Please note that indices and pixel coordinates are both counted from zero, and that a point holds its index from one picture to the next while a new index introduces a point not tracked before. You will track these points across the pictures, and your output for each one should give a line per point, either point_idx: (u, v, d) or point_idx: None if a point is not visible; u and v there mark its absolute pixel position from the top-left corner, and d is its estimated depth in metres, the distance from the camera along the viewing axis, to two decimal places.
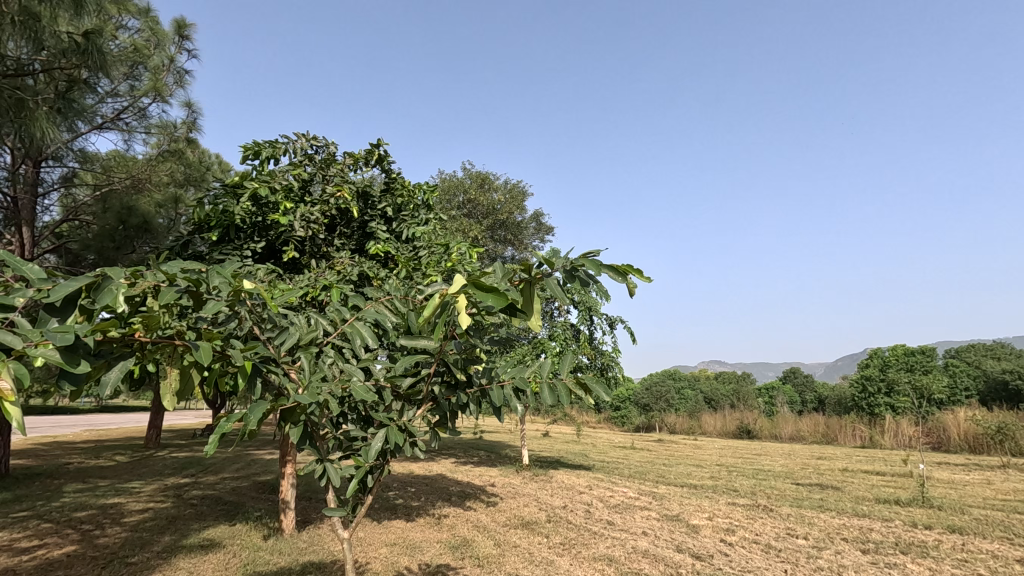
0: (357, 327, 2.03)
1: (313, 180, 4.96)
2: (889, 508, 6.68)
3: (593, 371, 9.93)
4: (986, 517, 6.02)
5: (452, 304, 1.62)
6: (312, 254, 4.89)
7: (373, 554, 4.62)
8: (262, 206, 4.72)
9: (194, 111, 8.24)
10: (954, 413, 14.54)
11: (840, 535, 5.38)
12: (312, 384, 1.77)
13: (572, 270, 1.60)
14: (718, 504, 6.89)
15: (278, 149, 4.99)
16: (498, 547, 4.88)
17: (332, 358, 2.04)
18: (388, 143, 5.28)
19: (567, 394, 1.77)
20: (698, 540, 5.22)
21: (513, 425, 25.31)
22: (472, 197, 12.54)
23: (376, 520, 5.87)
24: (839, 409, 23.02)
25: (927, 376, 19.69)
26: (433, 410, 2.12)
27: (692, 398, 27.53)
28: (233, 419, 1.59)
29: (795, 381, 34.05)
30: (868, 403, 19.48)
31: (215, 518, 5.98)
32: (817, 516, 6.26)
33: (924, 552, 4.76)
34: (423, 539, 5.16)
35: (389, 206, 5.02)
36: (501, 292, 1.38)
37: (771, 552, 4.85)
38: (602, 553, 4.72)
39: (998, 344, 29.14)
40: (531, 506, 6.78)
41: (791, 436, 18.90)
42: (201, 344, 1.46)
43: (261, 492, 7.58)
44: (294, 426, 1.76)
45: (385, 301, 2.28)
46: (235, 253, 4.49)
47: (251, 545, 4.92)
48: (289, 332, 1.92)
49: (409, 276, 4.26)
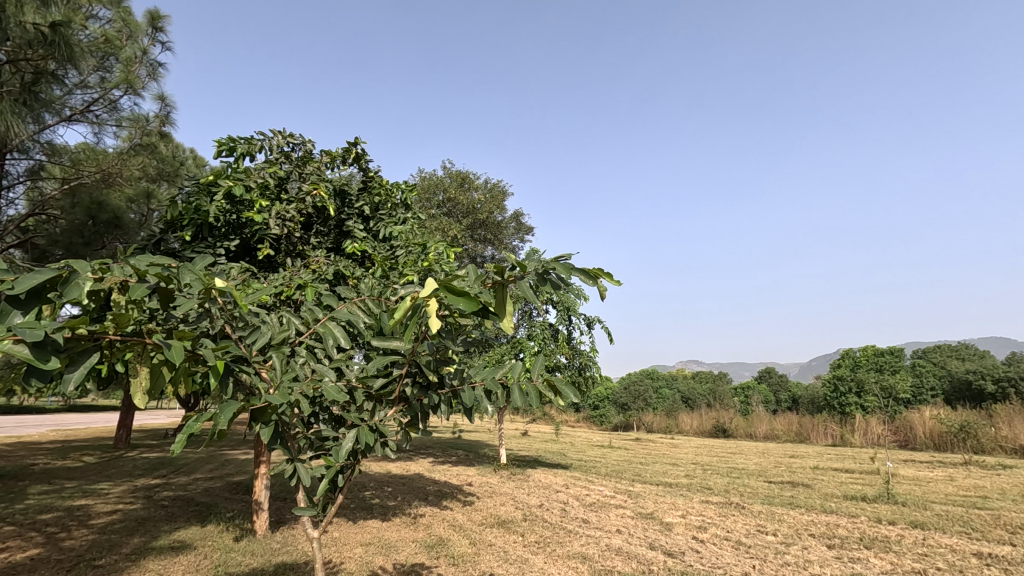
0: (330, 327, 2.02)
1: (290, 178, 4.91)
2: (856, 505, 6.88)
3: (570, 371, 10.01)
4: (948, 512, 6.22)
5: (425, 307, 1.63)
6: (288, 253, 4.86)
7: (347, 554, 4.60)
8: (237, 204, 4.64)
9: (168, 104, 8.08)
10: (920, 412, 14.96)
11: (808, 531, 5.53)
12: (283, 384, 1.77)
13: (545, 273, 1.62)
14: (692, 502, 7.01)
15: (253, 146, 4.92)
16: (473, 547, 4.88)
17: (304, 357, 2.03)
18: (366, 141, 5.24)
19: (537, 395, 1.80)
20: (670, 538, 5.30)
21: (492, 425, 25.27)
22: (451, 196, 12.52)
23: (351, 520, 5.83)
24: (812, 409, 23.49)
25: (894, 377, 20.24)
26: (405, 411, 2.12)
27: (669, 398, 27.88)
28: (201, 419, 1.57)
29: (769, 381, 34.60)
30: (839, 402, 19.89)
31: (187, 519, 5.87)
32: (787, 513, 6.41)
33: (886, 547, 4.91)
34: (398, 539, 5.14)
35: (366, 204, 5.00)
36: (472, 295, 1.41)
37: (740, 548, 4.95)
38: (577, 551, 4.77)
39: (962, 345, 30.15)
40: (508, 505, 6.79)
41: (765, 435, 19.24)
42: (172, 342, 1.45)
43: (235, 492, 7.47)
44: (265, 426, 1.76)
45: (358, 302, 2.28)
46: (208, 251, 4.42)
47: (223, 546, 4.85)
48: (262, 332, 1.90)
49: (385, 276, 4.25)
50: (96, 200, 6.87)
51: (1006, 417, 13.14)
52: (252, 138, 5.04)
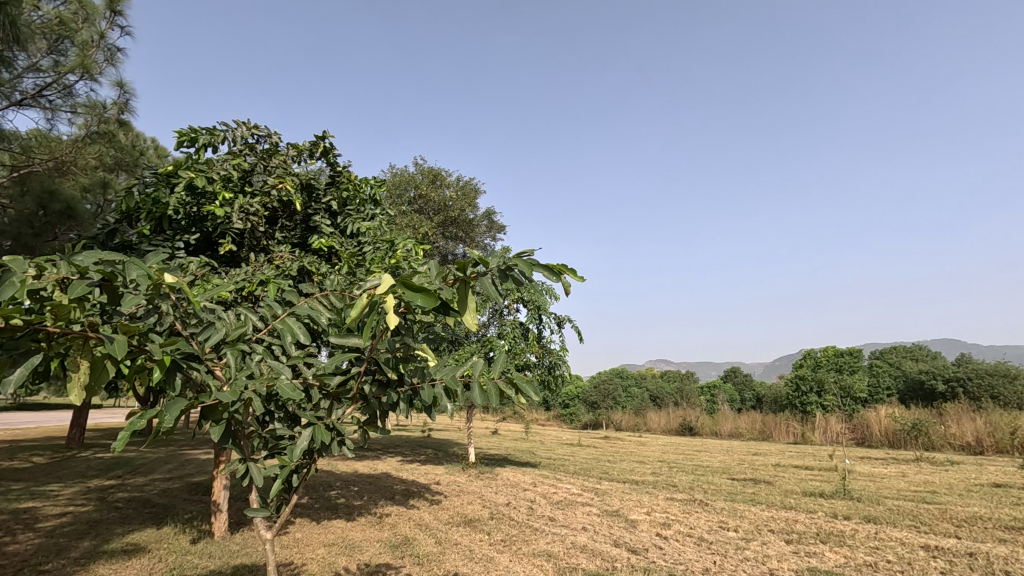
0: (288, 323, 1.97)
1: (255, 170, 4.79)
2: (814, 501, 7.09)
3: (540, 369, 10.05)
4: (899, 507, 6.48)
5: (381, 303, 1.60)
6: (251, 248, 4.75)
7: (309, 555, 4.51)
8: (199, 196, 4.48)
9: (126, 91, 7.78)
10: (876, 410, 15.53)
11: (768, 527, 5.67)
12: (236, 381, 1.73)
13: (507, 269, 1.60)
14: (657, 500, 7.12)
15: (215, 137, 4.77)
16: (438, 546, 4.86)
17: (260, 354, 1.98)
18: (334, 135, 5.15)
19: (497, 394, 1.79)
20: (635, 535, 5.37)
21: (462, 424, 25.18)
22: (423, 193, 12.41)
23: (315, 520, 5.73)
24: (774, 408, 24.14)
25: (852, 377, 20.98)
26: (364, 409, 2.09)
27: (637, 397, 28.26)
28: (145, 417, 1.51)
29: (735, 380, 35.38)
30: (800, 401, 20.48)
31: (142, 522, 5.67)
32: (748, 509, 6.57)
33: (841, 541, 5.08)
34: (362, 539, 5.07)
35: (334, 199, 4.91)
36: (430, 292, 1.40)
37: (702, 544, 5.06)
38: (542, 549, 4.79)
39: (915, 347, 31.43)
40: (475, 504, 6.78)
41: (730, 433, 19.72)
42: (114, 337, 1.39)
43: (194, 494, 7.24)
44: (216, 425, 1.72)
45: (319, 298, 2.23)
46: (167, 245, 4.28)
47: (179, 549, 4.70)
48: (215, 328, 1.83)
49: (352, 273, 4.21)
50: (47, 189, 6.57)
51: (955, 416, 13.75)
52: (214, 129, 4.88)
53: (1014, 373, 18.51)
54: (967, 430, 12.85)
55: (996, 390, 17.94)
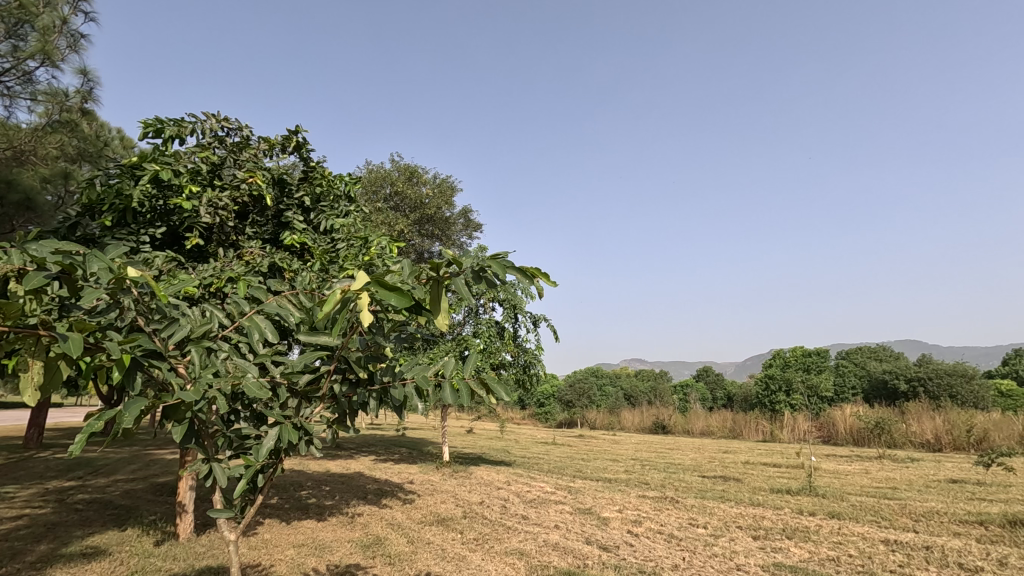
0: (255, 321, 1.93)
1: (225, 163, 4.69)
2: (781, 497, 7.27)
3: (515, 368, 10.07)
4: (861, 502, 6.69)
5: (353, 300, 1.57)
6: (220, 243, 4.66)
7: (278, 556, 4.45)
8: (165, 189, 4.34)
9: (90, 79, 7.53)
10: (842, 409, 15.97)
11: (736, 523, 5.80)
12: (200, 379, 1.69)
13: (480, 271, 1.59)
14: (629, 497, 7.21)
15: (184, 129, 4.65)
16: (411, 545, 4.84)
17: (226, 351, 1.94)
18: (307, 130, 5.07)
19: (468, 394, 1.79)
20: (606, 532, 5.42)
21: (437, 424, 25.08)
22: (399, 190, 12.30)
23: (284, 521, 5.64)
24: (744, 407, 24.62)
25: (819, 376, 21.56)
26: (333, 408, 2.06)
27: (611, 396, 28.59)
28: (103, 417, 1.46)
29: (707, 379, 35.96)
30: (770, 400, 20.96)
31: (103, 524, 5.50)
32: (717, 506, 6.71)
33: (806, 537, 5.22)
34: (333, 539, 5.02)
35: (307, 195, 4.84)
36: (405, 291, 1.38)
37: (672, 541, 5.14)
38: (515, 547, 4.81)
39: (879, 347, 32.47)
40: (448, 502, 6.76)
41: (701, 431, 20.09)
42: (69, 334, 1.34)
43: (159, 494, 7.07)
44: (179, 424, 1.68)
45: (289, 296, 2.19)
46: (132, 239, 4.14)
47: (142, 551, 4.58)
48: (180, 325, 1.78)
49: (324, 270, 4.16)
50: (5, 178, 6.21)
51: (915, 414, 14.26)
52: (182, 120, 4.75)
53: (970, 373, 19.30)
54: (926, 428, 13.32)
55: (954, 390, 18.69)
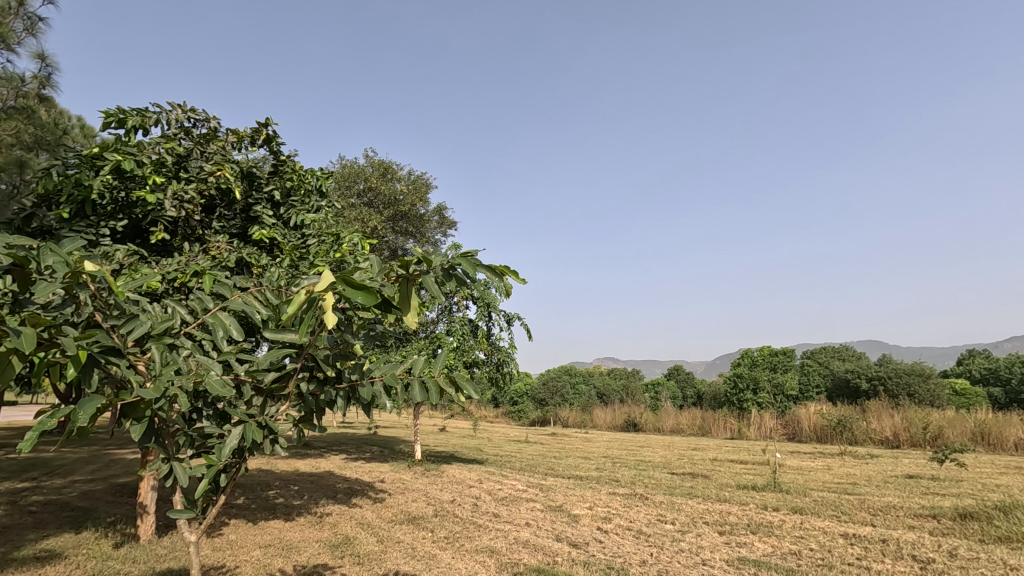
0: (219, 317, 1.89)
1: (191, 155, 4.58)
2: (746, 493, 7.45)
3: (488, 367, 10.07)
4: (823, 498, 6.90)
5: (319, 299, 1.54)
6: (185, 237, 4.53)
7: (243, 557, 4.37)
8: (127, 180, 4.20)
9: (48, 65, 7.26)
10: (807, 407, 16.43)
11: (703, 518, 5.92)
12: (161, 376, 1.65)
13: (449, 269, 1.59)
14: (600, 494, 7.29)
15: (147, 119, 4.51)
16: (380, 544, 4.80)
17: (188, 348, 1.89)
18: (277, 123, 4.98)
19: (437, 391, 1.80)
20: (576, 529, 5.47)
21: (410, 422, 24.90)
22: (373, 186, 12.15)
23: (250, 521, 5.54)
24: (714, 405, 25.11)
25: (785, 375, 22.11)
26: (299, 407, 2.04)
27: (584, 394, 28.87)
28: (56, 415, 1.41)
29: (677, 377, 36.51)
30: (738, 398, 21.41)
31: (58, 526, 5.31)
32: (685, 502, 6.83)
33: (769, 532, 5.36)
34: (301, 539, 4.95)
35: (277, 189, 4.76)
36: (372, 290, 1.37)
37: (640, 537, 5.22)
38: (485, 545, 4.81)
39: (842, 347, 33.46)
40: (419, 501, 6.73)
41: (672, 428, 20.42)
42: (22, 330, 1.29)
43: (119, 495, 6.86)
44: (137, 423, 1.63)
45: (254, 292, 2.15)
46: (91, 232, 3.99)
47: (99, 553, 4.44)
48: (140, 321, 1.73)
49: (294, 266, 4.11)
50: None
51: (875, 412, 14.76)
52: (145, 110, 4.61)
53: (927, 373, 20.06)
54: (885, 425, 13.80)
55: (912, 388, 19.40)
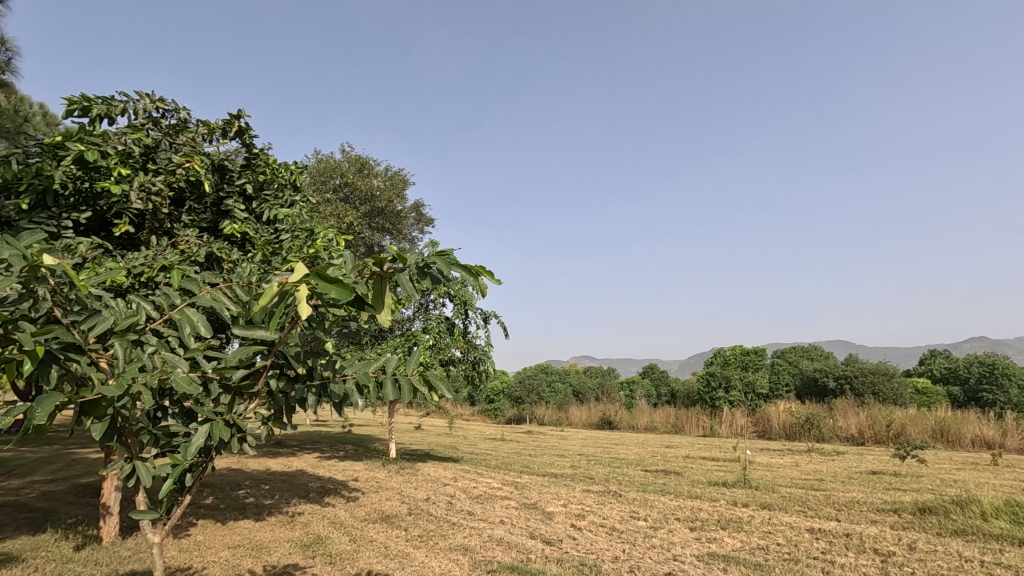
0: (187, 313, 1.85)
1: (160, 147, 4.46)
2: (718, 490, 7.58)
3: (464, 365, 10.04)
4: (790, 494, 7.07)
5: (291, 294, 1.52)
6: (153, 231, 4.41)
7: (211, 558, 4.28)
8: (91, 171, 4.06)
9: (8, 49, 6.97)
10: (776, 405, 16.81)
11: (675, 515, 6.01)
12: (124, 372, 1.61)
13: (425, 267, 1.58)
14: (574, 492, 7.34)
15: (113, 108, 4.37)
16: (352, 543, 4.76)
17: (153, 345, 1.85)
18: (250, 115, 4.88)
19: (410, 390, 1.79)
20: (550, 527, 5.50)
21: (385, 420, 24.67)
22: (349, 181, 11.99)
23: (219, 521, 5.43)
24: (687, 403, 25.49)
25: (756, 374, 22.57)
26: (268, 405, 2.00)
27: (560, 392, 29.03)
28: (12, 413, 1.36)
29: (652, 376, 36.98)
30: (710, 396, 21.78)
31: (15, 528, 5.12)
32: (658, 499, 6.93)
33: (739, 527, 5.47)
34: (271, 539, 4.87)
35: (250, 183, 4.66)
36: (345, 285, 1.36)
37: (613, 534, 5.27)
38: (459, 543, 4.80)
39: (811, 347, 34.30)
40: (393, 500, 6.68)
41: (646, 426, 20.67)
42: None
43: (80, 496, 6.64)
44: (98, 421, 1.59)
45: (223, 288, 2.11)
46: (52, 224, 3.84)
47: (59, 556, 4.29)
48: (102, 317, 1.68)
49: (266, 261, 4.04)
50: None
51: (842, 410, 15.18)
52: (111, 99, 4.47)
53: (891, 372, 20.71)
54: (851, 423, 14.21)
55: (877, 387, 20.00)
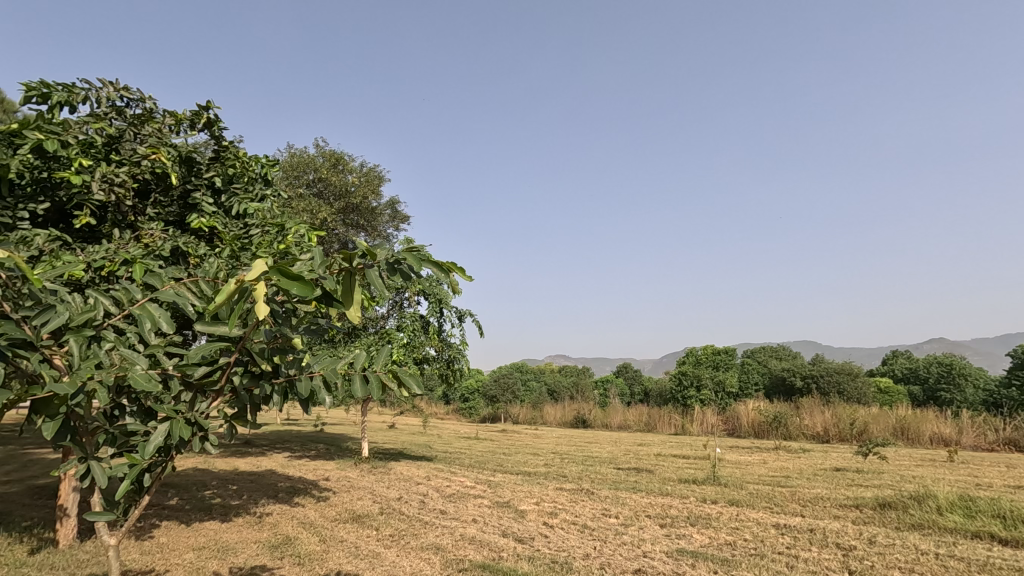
0: (147, 309, 1.80)
1: (124, 137, 4.33)
2: (688, 487, 7.71)
3: (439, 363, 9.98)
4: (757, 490, 7.23)
5: (253, 289, 1.49)
6: (116, 223, 4.28)
7: (174, 561, 4.16)
8: (50, 160, 3.91)
9: None
10: (746, 404, 17.17)
11: (645, 512, 6.09)
12: (78, 370, 1.55)
13: (394, 263, 1.57)
14: (547, 490, 7.38)
15: (75, 96, 4.22)
16: (322, 543, 4.69)
17: (110, 341, 1.79)
18: (219, 106, 4.75)
19: (379, 386, 1.78)
20: (523, 525, 5.51)
21: (358, 419, 24.42)
22: (323, 176, 11.81)
23: (183, 522, 5.29)
24: (660, 402, 25.86)
25: (727, 373, 23.01)
26: (232, 403, 1.96)
27: (535, 391, 29.14)
28: None
29: (625, 374, 37.37)
30: (683, 394, 22.13)
31: None
32: (629, 496, 7.01)
33: (707, 523, 5.57)
34: (238, 540, 4.76)
35: (219, 175, 4.54)
36: (308, 281, 1.33)
37: (585, 531, 5.31)
38: (431, 542, 4.78)
39: (779, 347, 35.13)
40: (365, 499, 6.62)
41: (619, 425, 20.89)
42: None
43: (36, 498, 6.40)
44: (50, 420, 1.54)
45: (187, 283, 2.05)
46: (6, 215, 3.69)
47: (12, 561, 4.13)
48: (56, 312, 1.62)
49: (234, 256, 3.95)
50: None
51: (808, 408, 15.58)
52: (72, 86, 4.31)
53: (855, 371, 21.36)
54: (817, 421, 14.61)
55: (842, 387, 20.59)
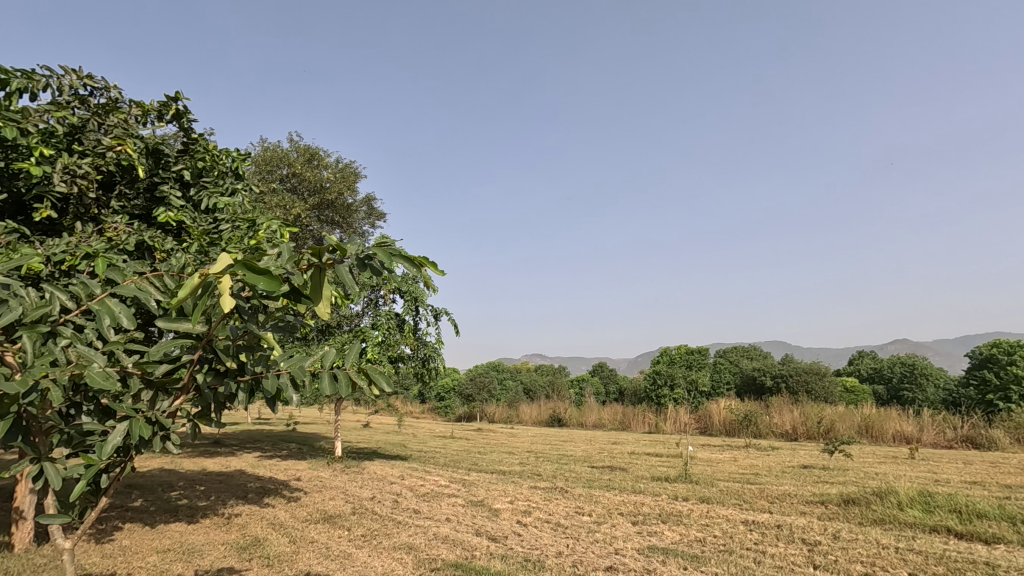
0: (106, 304, 1.74)
1: (87, 126, 4.18)
2: (660, 485, 7.81)
3: (414, 362, 9.91)
4: (727, 487, 7.37)
5: (217, 284, 1.46)
6: (78, 216, 4.13)
7: (137, 564, 4.05)
8: (7, 149, 3.75)
9: None
10: (717, 403, 17.48)
11: (618, 510, 6.15)
12: (31, 368, 1.50)
13: (365, 258, 1.55)
14: (521, 488, 7.40)
15: (35, 83, 4.07)
16: (292, 544, 4.62)
17: (67, 338, 1.73)
18: (189, 98, 4.64)
19: (348, 384, 1.76)
20: (496, 523, 5.51)
21: (331, 419, 24.10)
22: (297, 171, 11.62)
23: (148, 525, 5.16)
24: (634, 401, 26.15)
25: (700, 372, 23.40)
26: (195, 400, 1.92)
27: (511, 389, 29.17)
28: None
29: (600, 373, 37.67)
30: (656, 393, 22.39)
31: None
32: (603, 494, 7.07)
33: (678, 520, 5.66)
34: (205, 542, 4.66)
35: (187, 168, 4.44)
36: (275, 276, 1.31)
37: (558, 529, 5.34)
38: (403, 541, 4.76)
39: (750, 347, 35.82)
40: (337, 499, 6.54)
41: (594, 424, 21.04)
42: None
43: None
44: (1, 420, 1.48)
45: (149, 278, 2.00)
46: None
47: None
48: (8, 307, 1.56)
49: (203, 252, 3.86)
50: None
51: (777, 407, 15.94)
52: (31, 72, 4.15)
53: (823, 371, 21.91)
54: (785, 419, 14.96)
55: (810, 386, 21.10)
